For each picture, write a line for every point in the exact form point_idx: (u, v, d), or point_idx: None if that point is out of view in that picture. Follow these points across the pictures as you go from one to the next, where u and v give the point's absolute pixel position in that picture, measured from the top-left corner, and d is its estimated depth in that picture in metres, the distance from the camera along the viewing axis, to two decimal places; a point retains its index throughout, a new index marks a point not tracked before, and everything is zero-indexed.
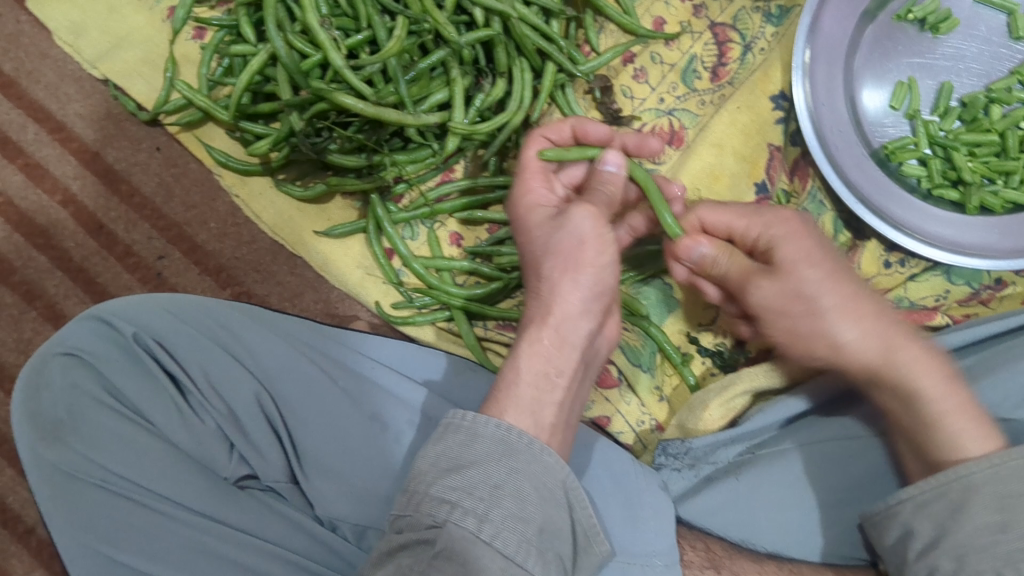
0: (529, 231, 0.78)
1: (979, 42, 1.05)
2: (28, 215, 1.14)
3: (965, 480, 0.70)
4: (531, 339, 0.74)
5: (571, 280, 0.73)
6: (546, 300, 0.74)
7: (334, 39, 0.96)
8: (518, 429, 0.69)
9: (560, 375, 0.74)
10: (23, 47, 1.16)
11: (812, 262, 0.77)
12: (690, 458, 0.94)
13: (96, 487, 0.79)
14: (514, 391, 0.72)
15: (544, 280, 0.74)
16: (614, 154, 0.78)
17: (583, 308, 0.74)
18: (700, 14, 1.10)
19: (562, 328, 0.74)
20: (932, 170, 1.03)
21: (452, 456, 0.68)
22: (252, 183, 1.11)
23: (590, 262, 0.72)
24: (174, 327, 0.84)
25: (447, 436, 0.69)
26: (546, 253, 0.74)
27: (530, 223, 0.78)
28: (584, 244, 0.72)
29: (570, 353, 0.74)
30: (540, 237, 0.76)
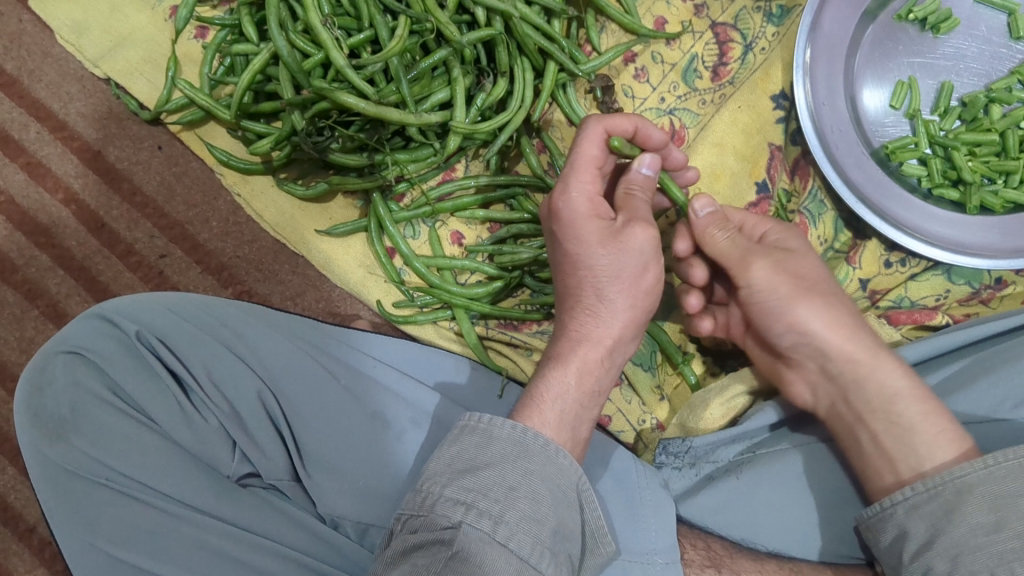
0: (584, 242, 0.74)
1: (980, 42, 1.05)
2: (30, 214, 1.14)
3: (959, 482, 0.70)
4: (581, 355, 0.76)
5: (628, 304, 0.76)
6: (602, 320, 0.76)
7: (337, 38, 0.97)
8: (532, 430, 0.69)
9: (599, 391, 0.77)
10: (25, 46, 1.16)
11: (814, 251, 0.87)
12: (690, 457, 0.95)
13: (99, 485, 0.79)
14: (561, 405, 0.74)
15: (599, 300, 0.75)
16: (651, 157, 0.81)
17: (628, 331, 0.78)
18: (701, 14, 1.10)
19: (608, 347, 0.77)
20: (933, 169, 1.03)
21: (467, 457, 0.68)
22: (253, 182, 1.11)
23: (647, 288, 0.77)
24: (177, 326, 0.85)
25: (462, 437, 0.70)
26: (609, 274, 0.74)
27: (587, 236, 0.74)
28: (647, 270, 0.76)
29: (608, 371, 0.79)
30: (600, 256, 0.74)
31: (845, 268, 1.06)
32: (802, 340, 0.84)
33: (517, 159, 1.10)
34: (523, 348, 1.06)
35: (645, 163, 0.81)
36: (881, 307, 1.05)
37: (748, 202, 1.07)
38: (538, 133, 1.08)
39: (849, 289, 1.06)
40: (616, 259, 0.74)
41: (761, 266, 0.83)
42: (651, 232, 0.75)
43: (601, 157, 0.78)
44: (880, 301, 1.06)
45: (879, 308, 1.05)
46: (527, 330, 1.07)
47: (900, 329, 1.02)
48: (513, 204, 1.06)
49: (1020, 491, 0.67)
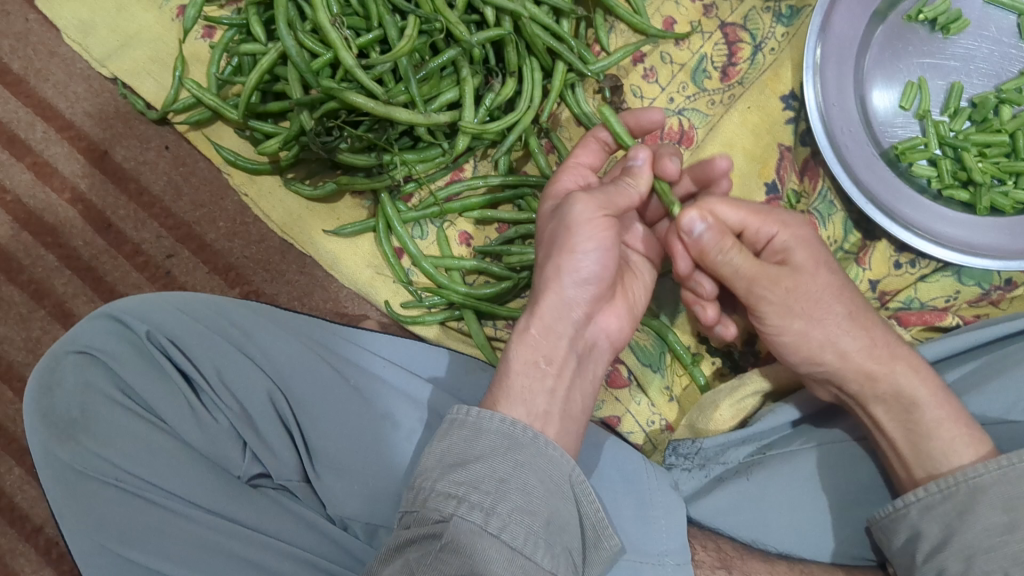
0: (548, 217, 0.81)
1: (990, 42, 1.05)
2: (36, 214, 1.14)
3: (973, 482, 0.71)
4: (521, 329, 0.76)
5: (559, 267, 0.75)
6: (536, 291, 0.77)
7: (345, 38, 0.96)
8: (521, 423, 0.69)
9: (550, 364, 0.74)
10: (31, 45, 1.16)
11: (824, 267, 0.81)
12: (700, 458, 0.94)
13: (109, 485, 0.79)
14: (503, 382, 0.73)
15: (541, 266, 0.77)
16: (641, 150, 0.81)
17: (568, 296, 0.76)
18: (710, 14, 1.10)
19: (548, 316, 0.75)
20: (943, 170, 1.02)
21: (457, 451, 0.68)
22: (261, 182, 1.11)
23: (576, 247, 0.75)
24: (187, 326, 0.85)
25: (451, 431, 0.69)
26: (543, 246, 0.78)
27: (542, 219, 0.82)
28: (573, 228, 0.75)
29: (558, 343, 0.75)
30: (545, 232, 0.80)
31: (855, 269, 1.05)
32: (812, 363, 0.83)
33: (524, 159, 1.10)
34: None
35: (637, 154, 0.81)
36: (891, 308, 1.04)
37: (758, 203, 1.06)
38: (546, 133, 1.07)
39: (859, 290, 1.05)
40: (549, 229, 0.79)
41: (765, 287, 0.79)
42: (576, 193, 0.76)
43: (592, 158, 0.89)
44: (890, 302, 1.05)
45: (889, 309, 1.04)
46: None
47: (911, 330, 1.01)
48: (522, 204, 1.06)
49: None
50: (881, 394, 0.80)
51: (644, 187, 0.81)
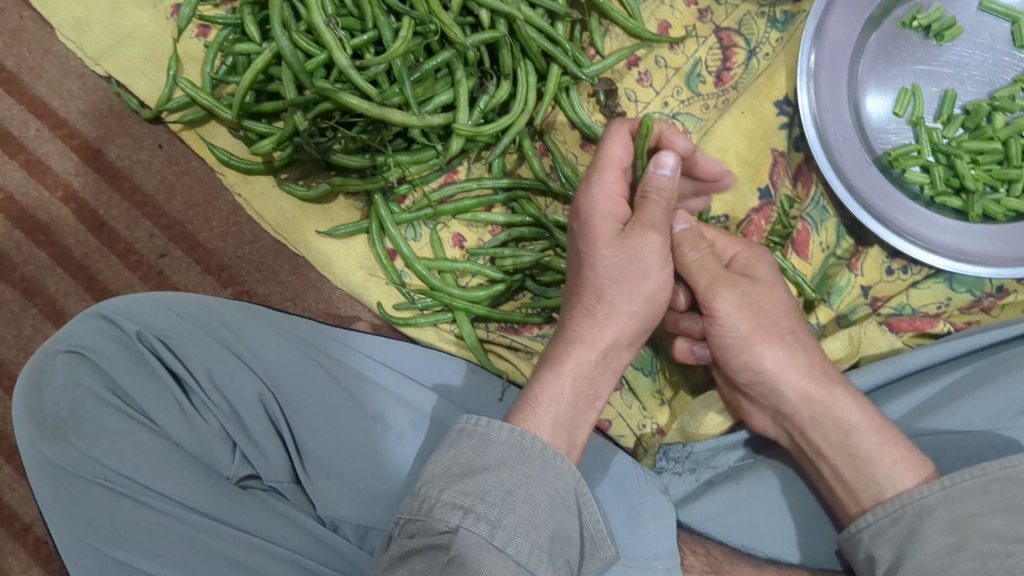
0: (600, 239, 0.75)
1: (983, 50, 1.05)
2: (29, 212, 1.14)
3: (919, 505, 0.72)
4: (578, 358, 0.76)
5: (629, 308, 0.76)
6: (602, 324, 0.76)
7: (340, 39, 0.96)
8: (531, 434, 0.69)
9: (596, 399, 0.78)
10: (25, 43, 1.15)
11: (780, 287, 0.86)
12: (690, 462, 0.95)
13: (97, 485, 0.79)
14: (556, 409, 0.74)
15: (598, 299, 0.76)
16: (671, 159, 0.75)
17: (627, 336, 0.78)
18: (705, 19, 1.10)
19: (609, 353, 0.77)
20: (935, 177, 1.03)
21: (464, 461, 0.68)
22: (255, 182, 1.10)
23: (647, 293, 0.76)
24: (178, 327, 0.84)
25: (459, 441, 0.69)
26: (612, 275, 0.75)
27: (599, 234, 0.75)
28: (648, 273, 0.75)
29: (607, 377, 0.79)
30: (607, 258, 0.74)
31: (847, 275, 1.05)
32: (755, 375, 0.84)
33: (519, 162, 1.10)
34: (523, 351, 1.05)
35: (670, 164, 0.75)
36: (883, 314, 1.05)
37: (750, 208, 1.07)
38: (540, 136, 1.07)
39: (850, 296, 1.05)
40: (619, 259, 0.74)
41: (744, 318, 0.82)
42: (654, 237, 0.74)
43: (627, 156, 0.77)
44: (881, 308, 1.05)
45: (880, 314, 1.05)
46: (527, 334, 1.07)
47: (902, 336, 1.02)
48: (515, 206, 1.06)
49: (980, 511, 0.68)
50: (818, 417, 0.81)
51: (671, 200, 0.76)
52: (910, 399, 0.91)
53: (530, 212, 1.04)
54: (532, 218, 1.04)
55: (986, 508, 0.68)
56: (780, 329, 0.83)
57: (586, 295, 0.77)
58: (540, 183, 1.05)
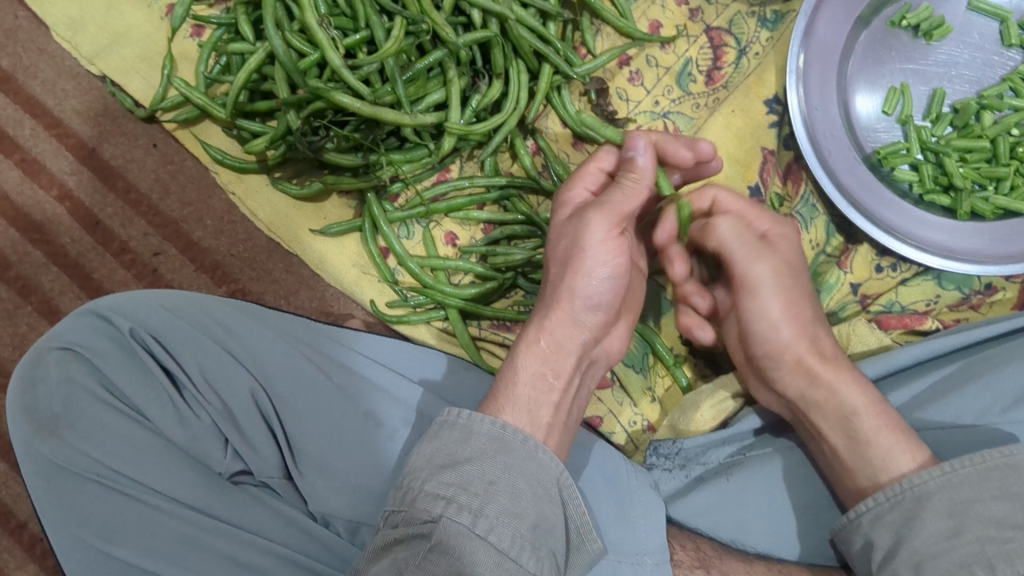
0: (560, 228, 0.81)
1: (972, 49, 1.06)
2: (24, 210, 1.14)
3: (918, 490, 0.72)
4: (527, 340, 0.78)
5: (570, 285, 0.77)
6: (548, 302, 0.78)
7: (332, 38, 0.97)
8: (511, 426, 0.71)
9: (557, 377, 0.77)
10: (21, 43, 1.16)
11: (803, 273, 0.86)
12: (681, 458, 0.96)
13: (90, 480, 0.79)
14: (510, 389, 0.75)
15: (551, 279, 0.79)
16: (638, 140, 0.76)
17: (576, 316, 0.78)
18: (695, 18, 1.11)
19: (557, 332, 0.77)
20: (924, 175, 1.03)
21: (447, 453, 0.69)
22: (248, 180, 1.11)
23: (589, 268, 0.76)
24: (171, 324, 0.85)
25: (441, 432, 0.71)
26: (554, 257, 0.80)
27: (556, 222, 0.82)
28: (587, 248, 0.76)
29: (568, 358, 0.78)
30: (552, 243, 0.81)
31: (836, 272, 1.06)
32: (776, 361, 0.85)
33: (511, 161, 1.10)
34: None
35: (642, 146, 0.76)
36: (872, 312, 1.05)
37: None
38: (532, 134, 1.08)
39: (840, 293, 1.06)
40: (557, 242, 0.80)
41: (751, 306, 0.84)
42: (593, 213, 0.76)
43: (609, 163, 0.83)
44: (871, 306, 1.06)
45: (870, 312, 1.06)
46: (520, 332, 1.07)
47: (891, 334, 1.03)
48: (507, 204, 1.07)
49: (978, 497, 0.69)
50: (822, 400, 0.82)
51: (646, 182, 0.77)
52: (899, 394, 0.92)
53: (522, 210, 1.05)
54: (524, 217, 1.05)
55: (987, 493, 0.68)
56: (803, 318, 0.83)
57: (547, 280, 0.80)
58: (531, 181, 1.05)
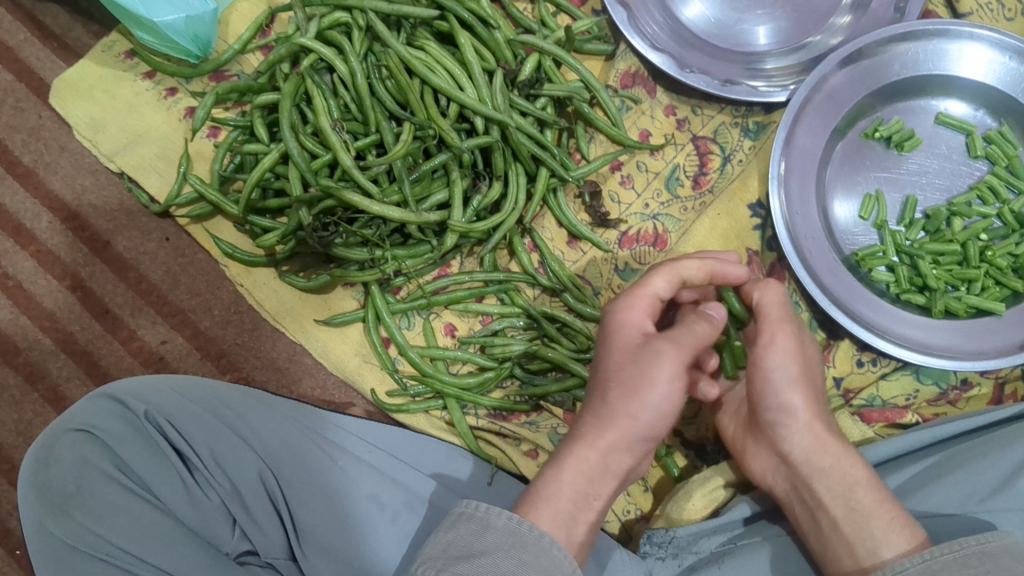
0: (626, 351, 0.77)
1: (941, 159, 1.13)
2: (36, 300, 1.19)
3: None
4: (578, 455, 0.77)
5: (627, 415, 0.75)
6: (602, 423, 0.76)
7: (344, 141, 1.04)
8: (528, 522, 0.71)
9: (597, 497, 0.77)
10: (43, 140, 1.22)
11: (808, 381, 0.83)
12: (673, 547, 0.98)
13: (100, 560, 0.81)
14: (554, 503, 0.75)
15: (610, 402, 0.76)
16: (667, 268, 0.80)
17: (630, 445, 0.76)
18: (682, 128, 1.19)
19: (608, 454, 0.76)
20: (900, 276, 1.08)
21: (463, 544, 0.70)
22: (256, 273, 1.16)
23: (652, 403, 0.74)
24: (183, 407, 0.89)
25: (459, 525, 0.72)
26: (609, 376, 0.77)
27: (615, 341, 0.78)
28: (653, 387, 0.74)
29: (608, 479, 0.78)
30: (607, 362, 0.78)
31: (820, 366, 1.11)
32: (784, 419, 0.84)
33: (509, 258, 1.16)
34: (512, 437, 1.09)
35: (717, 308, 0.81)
36: (855, 405, 1.09)
37: None
38: (528, 233, 1.13)
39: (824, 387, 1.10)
40: (609, 364, 0.78)
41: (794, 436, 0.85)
42: (666, 351, 0.74)
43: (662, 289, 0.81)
44: (854, 399, 1.10)
45: (853, 406, 1.09)
46: (516, 421, 1.10)
47: (873, 426, 1.07)
48: (505, 297, 1.13)
49: None
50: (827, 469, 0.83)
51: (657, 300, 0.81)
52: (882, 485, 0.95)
53: (519, 302, 1.10)
54: (521, 309, 1.10)
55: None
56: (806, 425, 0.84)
57: (597, 398, 0.78)
58: (529, 277, 1.11)
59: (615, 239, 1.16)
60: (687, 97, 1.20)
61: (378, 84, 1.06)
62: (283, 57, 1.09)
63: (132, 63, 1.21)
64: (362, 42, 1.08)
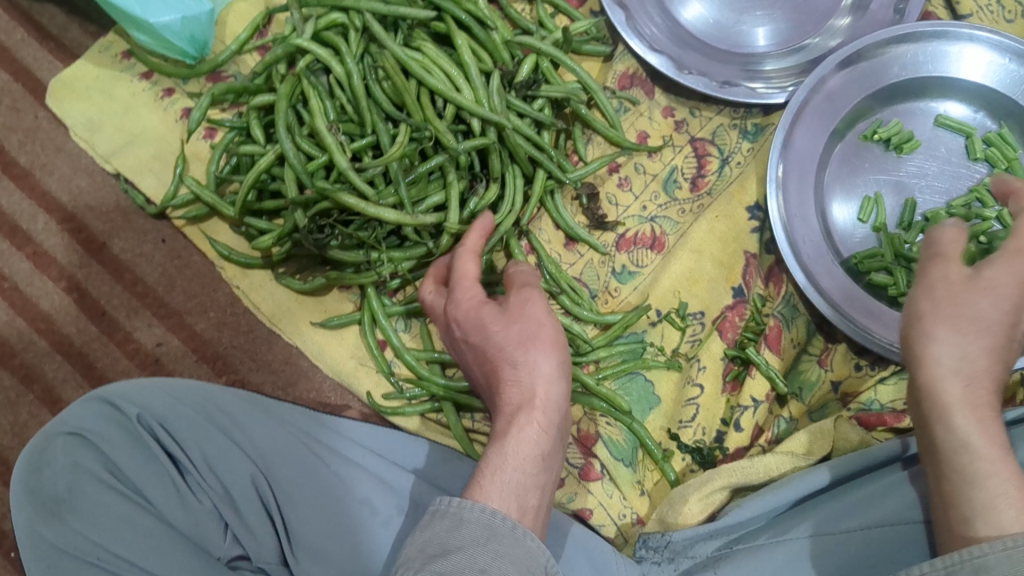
0: (500, 320, 0.81)
1: (940, 162, 1.13)
2: (32, 302, 1.18)
3: None
4: (518, 428, 0.76)
5: (547, 397, 0.78)
6: (524, 391, 0.78)
7: (340, 143, 1.04)
8: (501, 513, 0.69)
9: (540, 470, 0.76)
10: (40, 141, 1.22)
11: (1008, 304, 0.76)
12: (669, 551, 0.97)
13: (90, 565, 0.81)
14: (502, 476, 0.73)
15: (525, 367, 0.79)
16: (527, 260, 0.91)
17: (555, 410, 0.78)
18: (681, 129, 1.19)
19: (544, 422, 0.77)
20: (900, 280, 1.07)
21: (439, 541, 0.66)
22: (252, 276, 1.15)
23: (550, 355, 0.80)
24: (175, 410, 0.88)
25: (435, 521, 0.69)
26: (511, 344, 0.80)
27: (485, 320, 0.82)
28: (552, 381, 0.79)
29: (546, 457, 0.77)
30: (496, 333, 0.81)
31: (816, 370, 1.11)
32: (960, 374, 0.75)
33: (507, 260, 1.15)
34: None
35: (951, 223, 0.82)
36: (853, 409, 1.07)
37: (724, 305, 1.13)
38: (525, 235, 1.13)
39: (820, 391, 1.11)
40: (509, 330, 0.81)
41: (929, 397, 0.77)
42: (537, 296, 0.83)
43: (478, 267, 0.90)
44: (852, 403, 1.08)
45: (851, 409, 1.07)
46: None
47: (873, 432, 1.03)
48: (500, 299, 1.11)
49: None
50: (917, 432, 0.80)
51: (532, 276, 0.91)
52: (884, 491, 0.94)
53: None
54: None
55: None
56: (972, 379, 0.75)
57: (507, 384, 0.79)
58: None
59: (612, 241, 1.15)
60: (686, 99, 1.20)
61: (375, 86, 1.06)
62: (279, 58, 1.08)
63: (129, 63, 1.21)
64: (358, 43, 1.07)
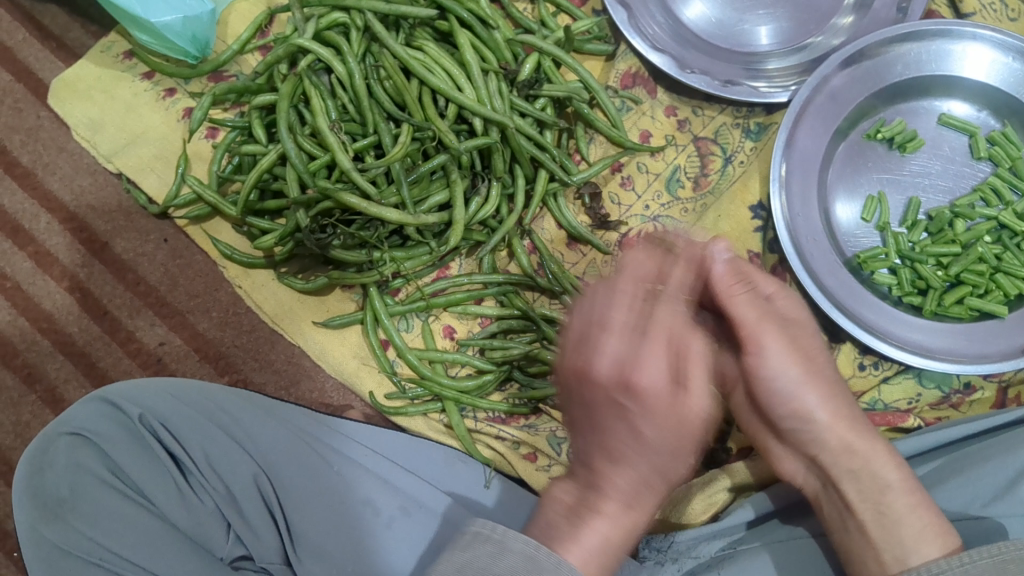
0: (624, 337, 0.64)
1: (943, 161, 1.13)
2: (34, 301, 1.18)
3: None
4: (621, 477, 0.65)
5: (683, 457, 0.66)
6: (637, 441, 0.64)
7: (342, 142, 1.03)
8: (549, 548, 0.64)
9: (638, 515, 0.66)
10: (41, 141, 1.22)
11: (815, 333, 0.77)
12: (672, 551, 0.97)
13: (92, 565, 0.81)
14: (592, 527, 0.65)
15: (649, 411, 0.63)
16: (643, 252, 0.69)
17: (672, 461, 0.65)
18: (684, 129, 1.18)
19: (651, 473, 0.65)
20: (902, 279, 1.08)
21: (478, 566, 0.63)
22: (255, 275, 1.15)
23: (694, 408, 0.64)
24: (177, 410, 0.89)
25: (474, 544, 0.65)
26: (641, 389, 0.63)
27: (604, 337, 0.64)
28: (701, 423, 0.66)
29: (644, 503, 0.66)
30: (616, 357, 0.64)
31: None
32: (800, 422, 0.80)
33: (508, 260, 1.15)
34: (512, 441, 1.08)
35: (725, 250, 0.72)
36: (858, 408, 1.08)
37: None
38: (528, 234, 1.12)
39: None
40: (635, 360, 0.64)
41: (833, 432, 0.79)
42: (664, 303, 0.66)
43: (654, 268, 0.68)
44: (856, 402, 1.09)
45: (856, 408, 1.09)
46: (515, 424, 1.09)
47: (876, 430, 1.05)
48: (503, 300, 1.12)
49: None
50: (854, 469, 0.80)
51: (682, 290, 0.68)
52: None
53: (518, 304, 1.09)
54: (520, 311, 1.09)
55: None
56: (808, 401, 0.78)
57: (623, 448, 0.64)
58: (528, 279, 1.09)
59: (615, 241, 1.15)
60: (689, 98, 1.19)
61: (376, 85, 1.06)
62: (281, 57, 1.08)
63: (131, 63, 1.21)
64: (360, 42, 1.07)
